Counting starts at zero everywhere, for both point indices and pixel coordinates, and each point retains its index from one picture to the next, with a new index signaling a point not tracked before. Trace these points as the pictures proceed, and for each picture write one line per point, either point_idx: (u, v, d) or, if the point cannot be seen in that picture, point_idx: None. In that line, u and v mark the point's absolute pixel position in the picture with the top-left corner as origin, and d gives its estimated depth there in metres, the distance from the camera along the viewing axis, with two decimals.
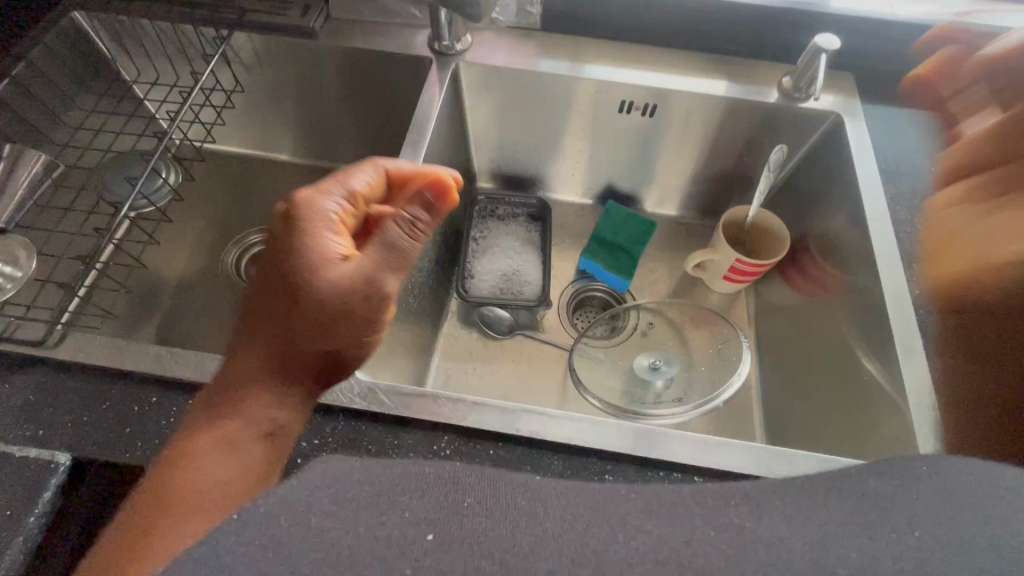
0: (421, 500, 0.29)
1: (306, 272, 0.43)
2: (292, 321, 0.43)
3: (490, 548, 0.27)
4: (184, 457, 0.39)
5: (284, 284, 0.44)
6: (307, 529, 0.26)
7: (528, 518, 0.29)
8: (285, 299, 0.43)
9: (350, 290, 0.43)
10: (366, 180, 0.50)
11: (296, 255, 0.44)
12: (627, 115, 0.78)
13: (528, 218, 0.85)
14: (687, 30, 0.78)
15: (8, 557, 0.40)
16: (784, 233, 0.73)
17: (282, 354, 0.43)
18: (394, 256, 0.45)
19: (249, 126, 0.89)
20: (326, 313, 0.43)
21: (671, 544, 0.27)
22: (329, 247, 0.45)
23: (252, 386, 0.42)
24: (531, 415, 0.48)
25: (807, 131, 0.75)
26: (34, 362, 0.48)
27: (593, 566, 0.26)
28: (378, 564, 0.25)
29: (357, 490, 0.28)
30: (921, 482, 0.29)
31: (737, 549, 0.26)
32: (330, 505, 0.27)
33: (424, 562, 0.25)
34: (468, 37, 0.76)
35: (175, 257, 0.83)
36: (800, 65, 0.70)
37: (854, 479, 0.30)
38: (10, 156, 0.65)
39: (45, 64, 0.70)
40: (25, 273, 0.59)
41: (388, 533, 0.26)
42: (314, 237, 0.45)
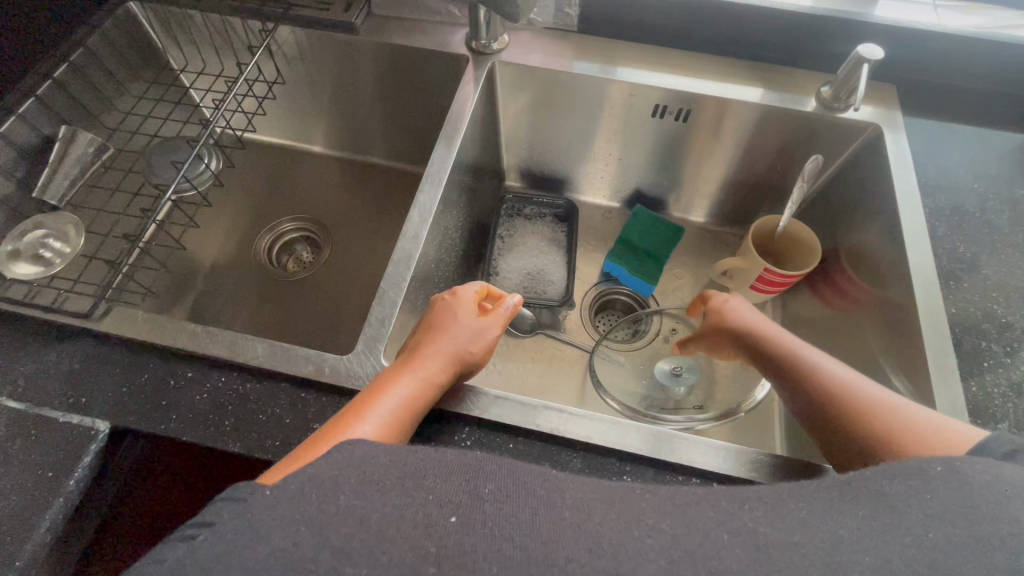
0: (445, 483, 0.30)
1: (450, 320, 0.50)
2: (452, 334, 0.49)
3: (510, 532, 0.27)
4: (351, 410, 0.42)
5: (429, 327, 0.50)
6: (337, 506, 0.27)
7: (546, 506, 0.30)
8: (437, 323, 0.50)
9: (478, 339, 0.50)
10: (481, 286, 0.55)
11: (443, 312, 0.51)
12: (659, 119, 0.78)
13: (555, 219, 0.85)
14: (723, 37, 0.77)
15: (47, 516, 0.42)
16: (815, 244, 0.72)
17: (444, 350, 0.48)
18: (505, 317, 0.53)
19: (287, 118, 0.92)
20: (464, 340, 0.49)
21: (684, 545, 0.28)
22: (472, 302, 0.53)
23: (407, 364, 0.46)
24: (552, 411, 0.48)
25: (842, 143, 0.73)
26: (80, 333, 0.50)
27: (609, 557, 0.26)
28: (403, 541, 0.26)
29: (384, 471, 0.30)
30: (936, 485, 0.31)
31: (750, 554, 0.27)
32: (358, 484, 0.28)
33: (447, 542, 0.26)
34: (505, 37, 0.76)
35: (212, 241, 0.86)
36: (840, 76, 0.68)
37: (873, 483, 0.32)
38: (65, 137, 0.69)
39: (101, 51, 0.73)
40: (74, 250, 0.63)
41: (412, 513, 0.27)
42: (465, 291, 0.53)
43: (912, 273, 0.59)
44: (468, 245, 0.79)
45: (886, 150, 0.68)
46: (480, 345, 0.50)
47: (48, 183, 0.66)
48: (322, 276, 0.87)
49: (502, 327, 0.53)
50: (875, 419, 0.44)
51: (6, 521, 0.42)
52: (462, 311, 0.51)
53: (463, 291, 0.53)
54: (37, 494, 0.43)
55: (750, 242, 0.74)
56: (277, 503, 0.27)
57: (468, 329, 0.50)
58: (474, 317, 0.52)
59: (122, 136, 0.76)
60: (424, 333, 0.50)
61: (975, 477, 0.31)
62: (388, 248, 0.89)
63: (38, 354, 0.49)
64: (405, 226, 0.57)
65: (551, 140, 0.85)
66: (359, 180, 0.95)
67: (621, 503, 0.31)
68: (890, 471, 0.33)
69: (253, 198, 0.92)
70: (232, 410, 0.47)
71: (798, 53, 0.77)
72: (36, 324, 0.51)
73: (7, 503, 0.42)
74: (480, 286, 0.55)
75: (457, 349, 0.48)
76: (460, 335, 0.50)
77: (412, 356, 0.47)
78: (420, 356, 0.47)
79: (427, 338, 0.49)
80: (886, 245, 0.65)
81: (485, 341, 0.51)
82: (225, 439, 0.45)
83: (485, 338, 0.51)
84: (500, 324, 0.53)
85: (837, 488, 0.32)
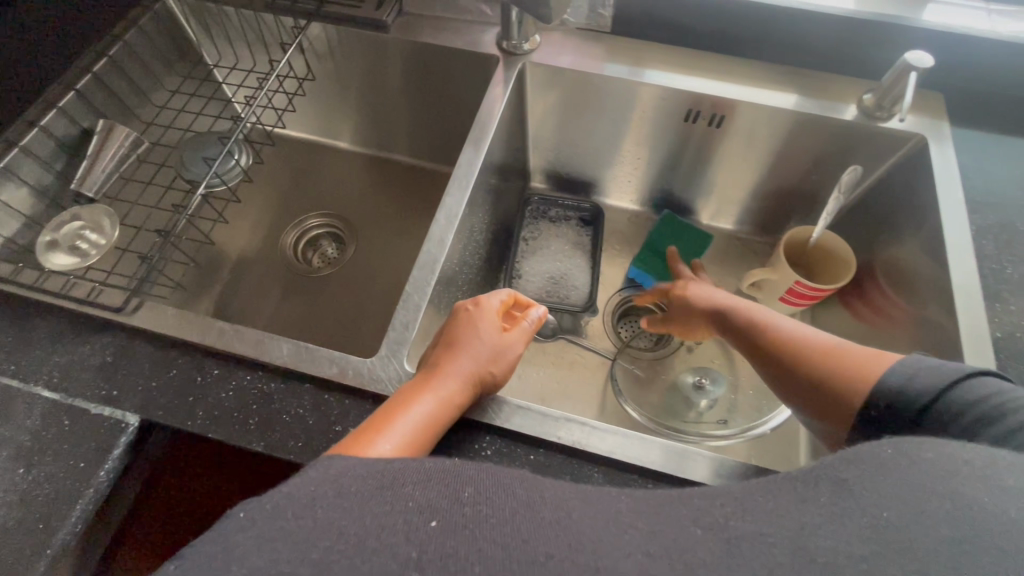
0: (423, 490, 0.31)
1: (471, 333, 0.50)
2: (473, 350, 0.49)
3: (491, 532, 0.29)
4: (371, 426, 0.42)
5: (448, 339, 0.50)
6: (313, 522, 0.28)
7: (527, 507, 0.31)
8: (458, 337, 0.49)
9: (501, 354, 0.50)
10: (501, 298, 0.54)
11: (463, 323, 0.51)
12: (692, 124, 0.76)
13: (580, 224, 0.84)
14: (761, 40, 0.75)
15: (79, 506, 0.43)
16: (850, 256, 0.69)
17: (465, 368, 0.47)
18: (527, 332, 0.53)
19: (316, 114, 0.92)
20: (486, 357, 0.49)
21: (661, 541, 0.29)
22: (495, 316, 0.52)
23: (427, 378, 0.46)
24: (574, 423, 0.47)
25: (884, 153, 0.71)
26: (113, 326, 0.51)
27: (589, 553, 0.27)
28: (385, 549, 0.27)
29: (361, 484, 0.31)
30: (886, 467, 0.31)
31: (721, 548, 0.28)
32: (334, 499, 0.30)
33: (428, 546, 0.28)
34: (536, 37, 0.75)
35: (241, 234, 0.88)
36: (885, 83, 0.65)
37: (827, 469, 0.32)
38: (104, 130, 0.70)
39: (138, 45, 0.74)
40: (108, 241, 0.63)
41: (393, 522, 0.29)
42: (489, 304, 0.52)
43: (955, 296, 0.57)
44: (492, 247, 0.78)
45: (930, 162, 0.65)
46: (503, 361, 0.50)
47: (86, 176, 0.68)
48: (346, 273, 0.87)
49: (525, 344, 0.52)
50: (834, 371, 0.47)
51: (38, 509, 0.43)
52: (484, 326, 0.51)
53: (487, 303, 0.53)
54: (69, 484, 0.44)
55: (782, 253, 0.72)
56: (252, 524, 0.28)
57: (491, 345, 0.50)
58: (496, 332, 0.51)
59: (157, 131, 0.77)
60: (444, 347, 0.49)
61: (918, 454, 0.31)
62: (413, 247, 0.89)
63: (74, 346, 0.50)
64: (432, 228, 0.57)
65: (580, 141, 0.84)
66: (383, 178, 0.95)
67: (598, 502, 0.33)
68: (840, 456, 0.33)
69: (281, 193, 0.93)
70: (257, 409, 0.47)
71: (839, 56, 0.74)
72: (73, 316, 0.52)
73: (40, 492, 0.44)
74: (505, 296, 0.54)
75: (478, 367, 0.48)
76: (481, 353, 0.49)
77: (433, 371, 0.47)
78: (441, 372, 0.46)
79: (447, 352, 0.48)
80: (927, 262, 0.62)
81: (507, 359, 0.50)
82: (250, 438, 0.46)
83: (507, 356, 0.50)
84: (521, 341, 0.52)
85: (824, 480, 0.31)
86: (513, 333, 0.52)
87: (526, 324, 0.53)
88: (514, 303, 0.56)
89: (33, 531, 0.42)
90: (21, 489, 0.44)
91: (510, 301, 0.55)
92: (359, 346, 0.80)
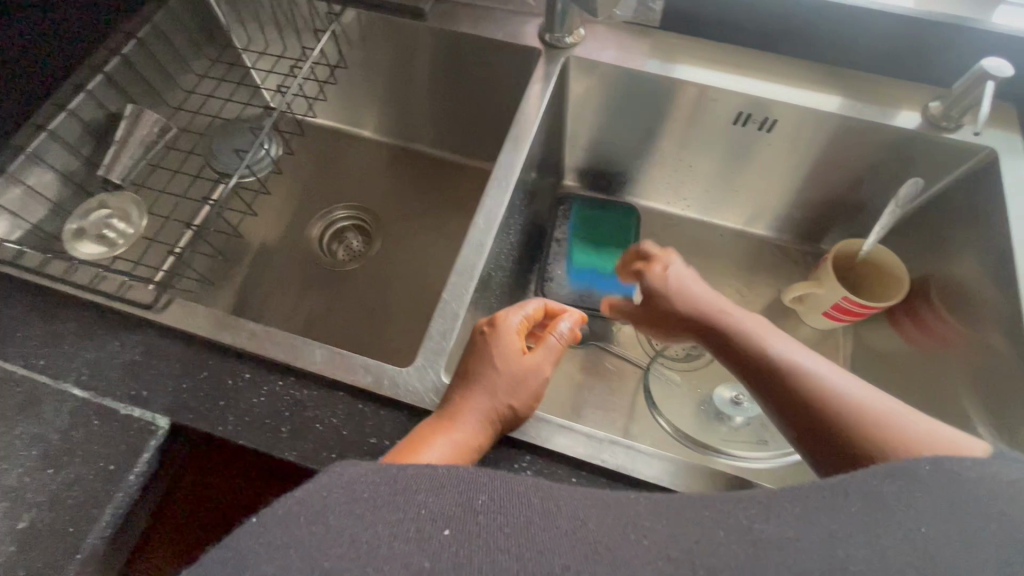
0: (437, 496, 0.30)
1: (485, 362, 0.46)
2: (490, 382, 0.45)
3: (504, 542, 0.28)
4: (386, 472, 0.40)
5: (463, 369, 0.46)
6: (325, 529, 0.28)
7: (541, 516, 0.29)
8: (472, 369, 0.46)
9: (522, 381, 0.46)
10: (521, 316, 0.49)
11: (479, 349, 0.47)
12: (741, 127, 0.72)
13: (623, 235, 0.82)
14: (817, 40, 0.71)
15: (109, 510, 0.42)
16: (903, 274, 0.67)
17: (483, 404, 0.44)
18: (552, 353, 0.49)
19: (345, 103, 0.90)
20: (508, 388, 0.45)
21: (684, 543, 0.28)
22: (517, 338, 0.48)
23: (443, 417, 0.43)
24: (618, 447, 0.45)
25: (945, 167, 0.67)
26: (141, 323, 0.50)
27: (607, 562, 0.26)
28: (396, 559, 0.26)
29: (374, 489, 0.30)
30: (921, 484, 0.29)
31: (746, 549, 0.27)
32: (346, 505, 0.29)
33: (441, 556, 0.27)
34: (580, 30, 0.72)
35: (267, 225, 0.86)
36: (957, 92, 0.61)
37: (857, 480, 0.30)
38: (132, 116, 0.67)
39: (167, 27, 0.71)
40: (136, 231, 0.62)
41: (404, 529, 0.28)
42: (509, 323, 0.48)
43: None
44: (524, 248, 0.76)
45: (1000, 180, 0.62)
46: (527, 390, 0.46)
47: (113, 164, 0.66)
48: (372, 267, 0.86)
49: (553, 364, 0.48)
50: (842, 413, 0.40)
51: (70, 511, 0.42)
52: (502, 352, 0.47)
53: (506, 323, 0.48)
54: (99, 487, 0.43)
55: (830, 264, 0.68)
56: (263, 529, 0.28)
57: (511, 374, 0.46)
58: (517, 356, 0.47)
59: (184, 116, 0.75)
60: (460, 379, 0.46)
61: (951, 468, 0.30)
62: (442, 246, 0.87)
63: (102, 343, 0.49)
64: (471, 233, 0.55)
65: (618, 140, 0.80)
66: (410, 171, 0.93)
67: (614, 506, 0.31)
68: (874, 468, 0.31)
69: (307, 183, 0.91)
70: (288, 417, 0.45)
71: (899, 59, 0.70)
72: (102, 311, 0.50)
73: (69, 494, 0.43)
74: (526, 312, 0.50)
75: (498, 401, 0.44)
76: (499, 383, 0.45)
77: (451, 409, 0.44)
78: (457, 412, 0.43)
79: (464, 385, 0.45)
80: (991, 286, 0.59)
81: (532, 385, 0.46)
82: (282, 447, 0.44)
83: (532, 382, 0.46)
84: (550, 360, 0.49)
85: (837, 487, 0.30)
86: (539, 353, 0.48)
87: (551, 343, 0.49)
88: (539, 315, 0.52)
89: (63, 534, 0.41)
90: (51, 489, 0.43)
91: (531, 315, 0.51)
92: (384, 345, 0.78)
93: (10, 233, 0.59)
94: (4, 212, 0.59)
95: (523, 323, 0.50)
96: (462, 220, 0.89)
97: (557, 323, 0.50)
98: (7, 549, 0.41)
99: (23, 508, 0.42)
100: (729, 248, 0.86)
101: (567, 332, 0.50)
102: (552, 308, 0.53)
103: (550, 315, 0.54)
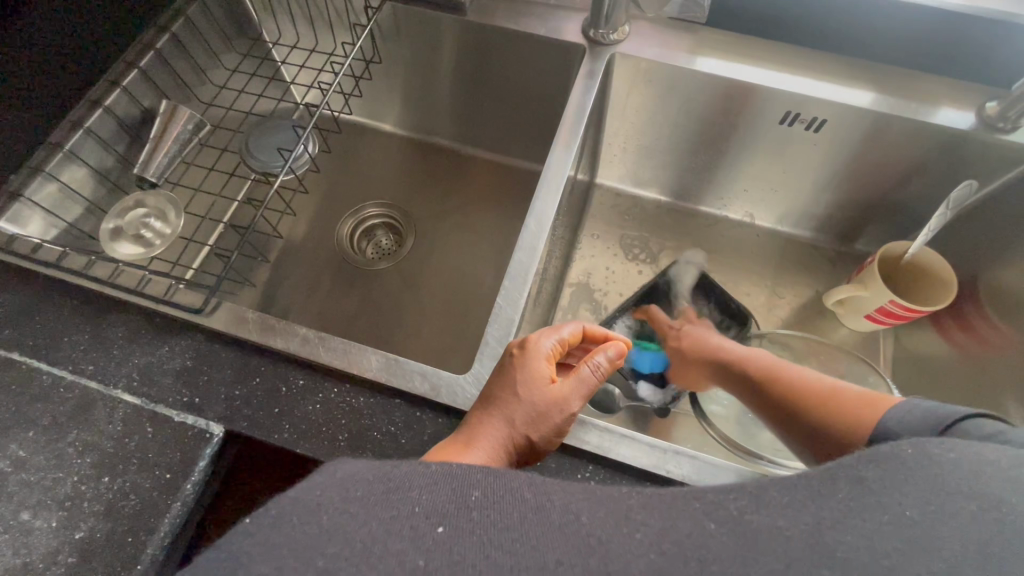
0: (431, 493, 0.28)
1: (510, 385, 0.43)
2: (511, 407, 0.42)
3: (499, 538, 0.27)
4: None
5: (486, 391, 0.44)
6: (320, 528, 0.26)
7: (535, 511, 0.28)
8: (496, 390, 0.43)
9: (547, 411, 0.42)
10: (553, 342, 0.47)
11: (505, 373, 0.44)
12: (787, 127, 0.71)
13: (632, 245, 0.85)
14: (866, 35, 0.69)
15: (167, 519, 0.41)
16: (951, 278, 0.65)
17: (500, 429, 0.41)
18: (585, 387, 0.45)
19: (375, 99, 0.88)
20: (530, 415, 0.42)
21: (671, 534, 0.27)
22: (546, 364, 0.45)
23: (457, 441, 0.40)
24: (683, 456, 0.45)
25: (999, 168, 0.65)
26: (192, 327, 0.49)
27: (599, 556, 0.26)
28: (391, 557, 0.25)
29: (367, 487, 0.28)
30: (910, 468, 0.29)
31: (809, 552, 0.26)
32: (340, 503, 0.28)
33: (435, 553, 0.26)
34: (625, 26, 0.70)
35: (299, 223, 0.85)
36: (1014, 93, 0.60)
37: (845, 466, 0.30)
38: (167, 112, 0.67)
39: (199, 21, 0.69)
40: (173, 231, 0.61)
41: (399, 526, 0.26)
42: (540, 348, 0.45)
43: None
44: (561, 248, 0.75)
45: None
46: (551, 420, 0.42)
47: (150, 160, 0.65)
48: (402, 266, 0.85)
49: (583, 397, 0.44)
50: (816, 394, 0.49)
51: (127, 520, 0.41)
52: (527, 376, 0.43)
53: (537, 347, 0.46)
54: (156, 496, 0.42)
55: (876, 267, 0.67)
56: (256, 531, 0.27)
57: (536, 401, 0.42)
58: (545, 382, 0.43)
59: (216, 112, 0.74)
60: (482, 401, 0.43)
61: (940, 453, 0.30)
62: (475, 245, 0.85)
63: (152, 347, 0.48)
64: (523, 236, 0.53)
65: (655, 137, 0.79)
66: (439, 167, 0.91)
67: (608, 500, 0.30)
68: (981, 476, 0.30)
69: (338, 181, 0.89)
70: (345, 425, 0.45)
71: (948, 57, 0.68)
72: (151, 316, 0.49)
73: (126, 502, 0.42)
74: (559, 338, 0.47)
75: (517, 427, 0.41)
76: (519, 409, 0.42)
77: (468, 432, 0.41)
78: (473, 437, 0.40)
79: (483, 408, 0.42)
80: None
81: (557, 417, 0.43)
82: (341, 455, 0.44)
83: (557, 413, 0.42)
84: (582, 394, 0.44)
85: (876, 461, 0.30)
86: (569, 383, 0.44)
87: (585, 373, 0.45)
88: (571, 342, 0.49)
89: (122, 544, 0.41)
90: (107, 498, 0.42)
91: (566, 339, 0.48)
92: (419, 347, 0.77)
93: (46, 232, 0.58)
94: (40, 211, 0.57)
95: (555, 348, 0.47)
96: (493, 218, 0.88)
97: (596, 354, 0.46)
98: (67, 560, 0.40)
99: (80, 517, 0.41)
100: (766, 247, 0.84)
101: (604, 365, 0.46)
102: (591, 332, 0.51)
103: (588, 339, 0.52)
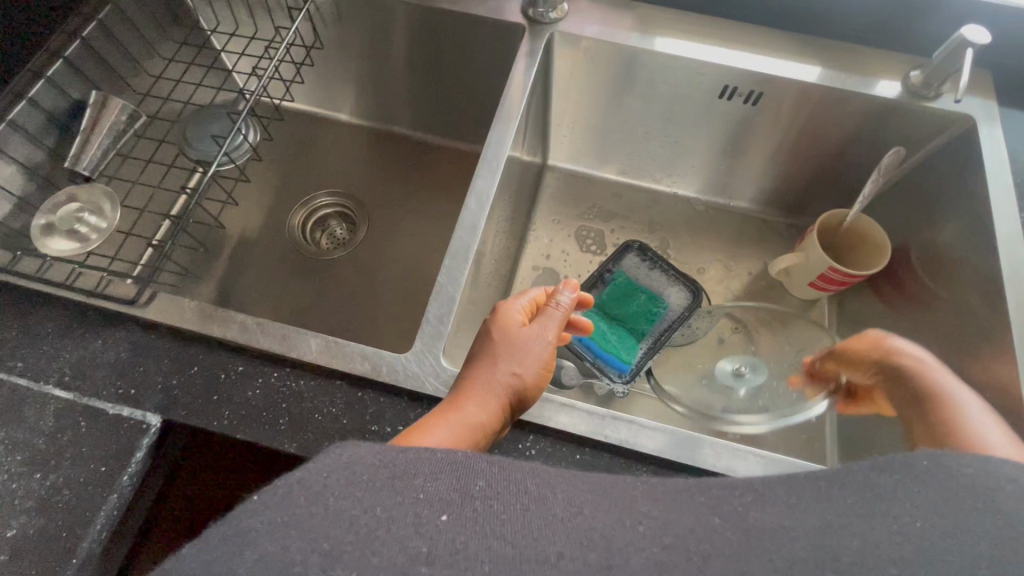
0: (434, 482, 0.26)
1: (487, 339, 0.45)
2: (492, 356, 0.44)
3: (500, 529, 0.25)
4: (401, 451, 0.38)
5: (469, 353, 0.46)
6: (325, 508, 0.24)
7: (538, 503, 0.26)
8: (476, 348, 0.45)
9: (526, 349, 0.45)
10: (523, 298, 0.49)
11: (482, 331, 0.46)
12: (726, 101, 0.72)
13: (587, 235, 0.85)
14: (798, 11, 0.70)
15: (104, 512, 0.41)
16: (885, 245, 0.68)
17: (485, 376, 0.43)
18: (557, 322, 0.47)
19: (321, 87, 0.87)
20: (510, 355, 0.44)
21: (676, 529, 0.25)
22: (515, 314, 0.47)
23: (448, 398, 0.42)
24: (620, 421, 0.46)
25: (929, 132, 0.68)
26: (126, 319, 0.48)
27: (601, 550, 0.24)
28: (395, 539, 0.23)
29: (372, 471, 0.26)
30: (919, 474, 0.27)
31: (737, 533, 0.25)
32: (347, 486, 0.25)
33: (438, 541, 0.24)
34: (564, 5, 0.70)
35: (249, 215, 0.84)
36: (936, 61, 0.62)
37: (857, 473, 0.28)
38: (98, 102, 0.65)
39: (129, 8, 0.68)
40: (109, 224, 0.60)
41: (401, 514, 0.24)
42: (508, 303, 0.48)
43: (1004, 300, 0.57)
44: (513, 231, 0.75)
45: (979, 146, 0.63)
46: (532, 356, 0.44)
47: (81, 153, 0.63)
48: (357, 255, 0.84)
49: (556, 329, 0.47)
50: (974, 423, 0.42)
51: (63, 515, 0.41)
52: (501, 327, 0.46)
53: (504, 304, 0.48)
54: (92, 489, 0.42)
55: (814, 237, 0.69)
56: None
57: (514, 343, 0.45)
58: (516, 327, 0.46)
59: (153, 103, 0.72)
60: (465, 363, 0.45)
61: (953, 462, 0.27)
62: (429, 231, 0.85)
63: (84, 342, 0.47)
64: (463, 216, 0.54)
65: (602, 117, 0.79)
66: (392, 154, 0.90)
67: (609, 491, 0.28)
68: None
69: (286, 171, 0.88)
70: (287, 409, 0.45)
71: (880, 32, 0.70)
72: (82, 309, 0.48)
73: (61, 498, 0.41)
74: (525, 294, 0.50)
75: (501, 367, 0.43)
76: (498, 354, 0.44)
77: (456, 389, 0.42)
78: (460, 390, 0.42)
79: (466, 367, 0.44)
80: (985, 256, 0.60)
81: (535, 354, 0.45)
82: (282, 438, 0.43)
83: (535, 350, 0.45)
84: (553, 327, 0.47)
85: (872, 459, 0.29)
86: (541, 323, 0.47)
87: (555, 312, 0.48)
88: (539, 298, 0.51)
89: (58, 538, 0.40)
90: (40, 494, 0.41)
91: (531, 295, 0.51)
92: (374, 333, 0.77)
93: None
94: None
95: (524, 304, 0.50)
96: (447, 204, 0.87)
97: (559, 293, 0.49)
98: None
99: (11, 515, 0.41)
100: (716, 222, 0.86)
101: (566, 301, 0.49)
102: None
103: None
